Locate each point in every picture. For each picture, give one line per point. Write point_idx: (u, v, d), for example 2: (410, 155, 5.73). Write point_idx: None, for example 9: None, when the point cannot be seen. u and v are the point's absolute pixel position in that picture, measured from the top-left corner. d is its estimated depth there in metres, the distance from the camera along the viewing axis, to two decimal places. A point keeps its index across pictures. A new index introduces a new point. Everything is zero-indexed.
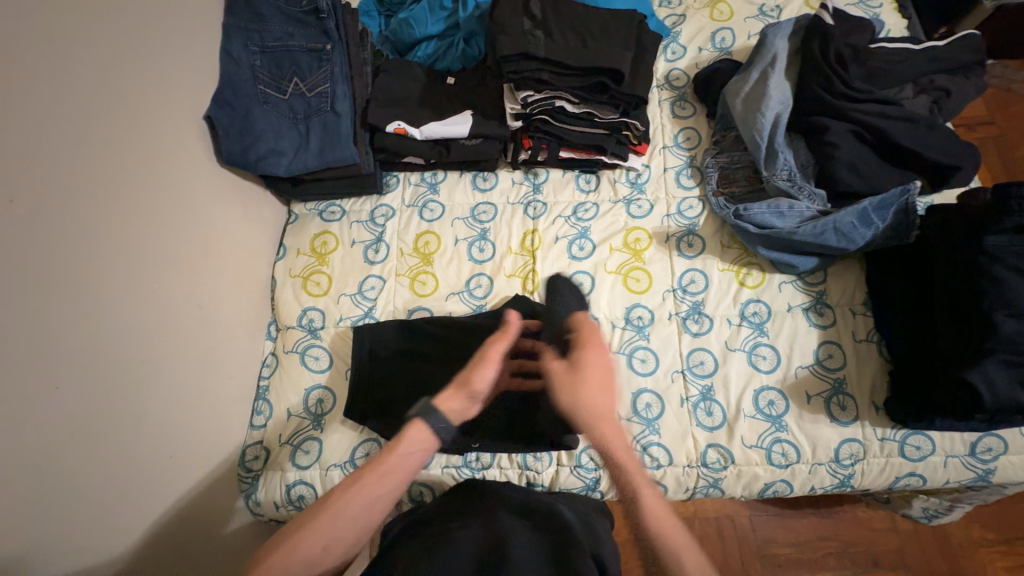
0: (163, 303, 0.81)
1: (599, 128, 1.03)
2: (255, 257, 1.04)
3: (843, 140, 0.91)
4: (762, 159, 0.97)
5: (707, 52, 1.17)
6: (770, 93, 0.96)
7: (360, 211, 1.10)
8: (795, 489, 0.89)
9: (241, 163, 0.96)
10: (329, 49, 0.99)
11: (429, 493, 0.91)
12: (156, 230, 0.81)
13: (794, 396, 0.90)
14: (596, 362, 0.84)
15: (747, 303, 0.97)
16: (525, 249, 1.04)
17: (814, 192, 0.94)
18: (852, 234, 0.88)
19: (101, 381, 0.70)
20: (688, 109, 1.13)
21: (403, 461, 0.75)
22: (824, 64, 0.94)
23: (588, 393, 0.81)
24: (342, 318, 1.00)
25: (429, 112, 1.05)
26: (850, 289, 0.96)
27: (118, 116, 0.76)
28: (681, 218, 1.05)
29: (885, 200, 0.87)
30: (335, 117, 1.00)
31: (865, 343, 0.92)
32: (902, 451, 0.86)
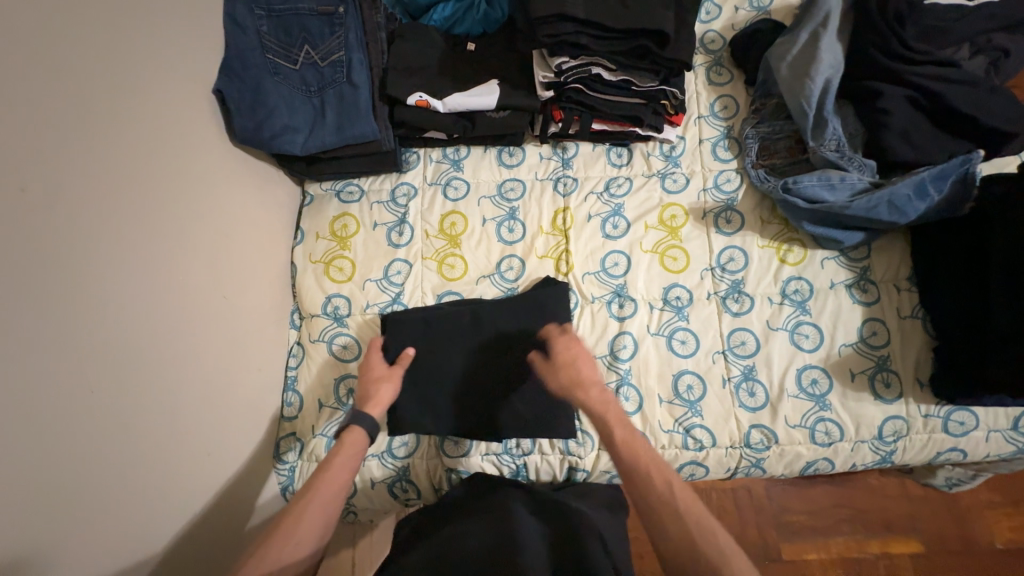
0: (187, 295, 0.77)
1: (636, 97, 0.97)
2: (273, 242, 0.98)
3: (897, 106, 0.86)
4: (808, 128, 0.92)
5: (744, 11, 1.09)
6: (820, 57, 0.90)
7: (380, 190, 1.04)
8: (836, 466, 0.89)
9: (254, 142, 0.89)
10: (342, 11, 0.91)
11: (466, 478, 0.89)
12: (176, 218, 0.76)
13: (838, 375, 0.89)
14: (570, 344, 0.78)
15: (789, 281, 0.94)
16: (557, 228, 1.00)
17: (864, 163, 0.89)
18: (906, 208, 0.84)
19: (134, 381, 0.67)
20: (725, 74, 1.06)
21: (348, 466, 0.70)
22: (881, 23, 0.88)
23: (566, 371, 0.75)
24: (368, 305, 0.96)
25: (451, 83, 0.98)
26: (895, 263, 0.93)
27: (126, 93, 0.69)
28: (718, 192, 1.00)
29: (944, 171, 0.83)
30: (352, 88, 0.93)
31: (910, 319, 0.90)
32: (945, 427, 0.86)
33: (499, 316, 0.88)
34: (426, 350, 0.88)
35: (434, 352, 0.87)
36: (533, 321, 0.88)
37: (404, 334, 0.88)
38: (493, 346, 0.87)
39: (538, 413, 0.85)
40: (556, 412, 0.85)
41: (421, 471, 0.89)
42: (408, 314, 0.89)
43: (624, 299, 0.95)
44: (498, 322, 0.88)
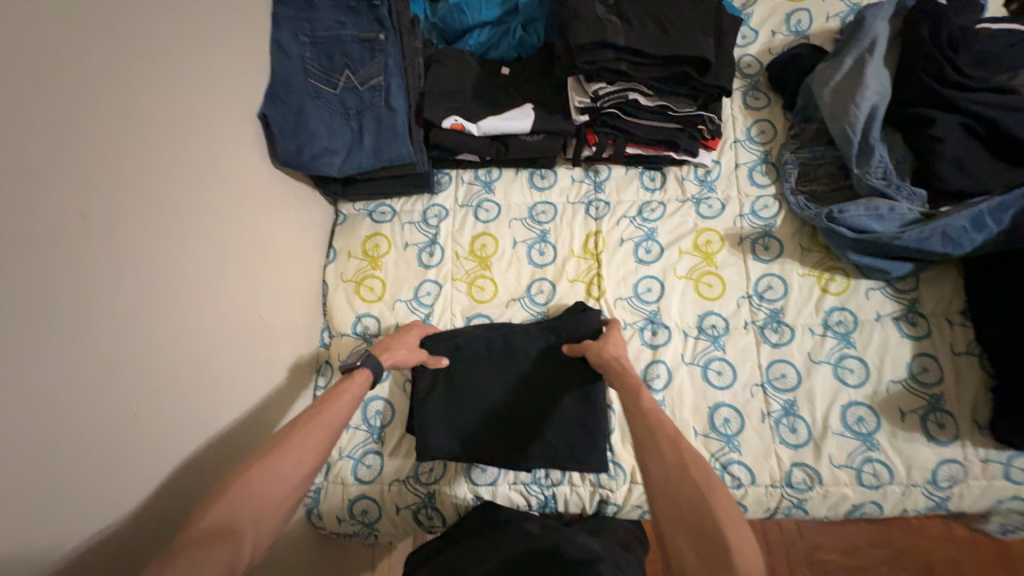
0: (227, 316, 0.78)
1: (673, 122, 0.96)
2: (307, 262, 1.00)
3: (950, 134, 0.83)
4: (853, 154, 0.90)
5: (781, 36, 1.07)
6: (866, 83, 0.88)
7: (412, 211, 1.05)
8: (884, 510, 0.84)
9: (295, 164, 0.91)
10: (383, 38, 0.93)
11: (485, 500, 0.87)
12: (221, 240, 0.78)
13: (886, 413, 0.84)
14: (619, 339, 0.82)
15: (831, 311, 0.91)
16: (589, 251, 0.98)
17: (914, 192, 0.86)
18: (961, 239, 0.81)
19: (174, 404, 0.68)
20: (762, 98, 1.05)
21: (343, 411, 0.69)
22: (932, 49, 0.85)
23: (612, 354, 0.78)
24: (398, 326, 0.96)
25: (486, 107, 0.99)
26: (946, 296, 0.89)
27: (179, 120, 0.71)
28: (755, 218, 0.97)
29: (1002, 203, 0.79)
30: (389, 112, 0.94)
31: (964, 356, 0.85)
32: (1007, 473, 0.80)
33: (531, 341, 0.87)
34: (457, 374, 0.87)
35: (463, 375, 0.87)
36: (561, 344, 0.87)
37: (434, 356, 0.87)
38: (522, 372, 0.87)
39: (568, 443, 0.83)
40: (588, 443, 0.83)
41: (447, 498, 0.87)
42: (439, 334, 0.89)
43: (658, 326, 0.93)
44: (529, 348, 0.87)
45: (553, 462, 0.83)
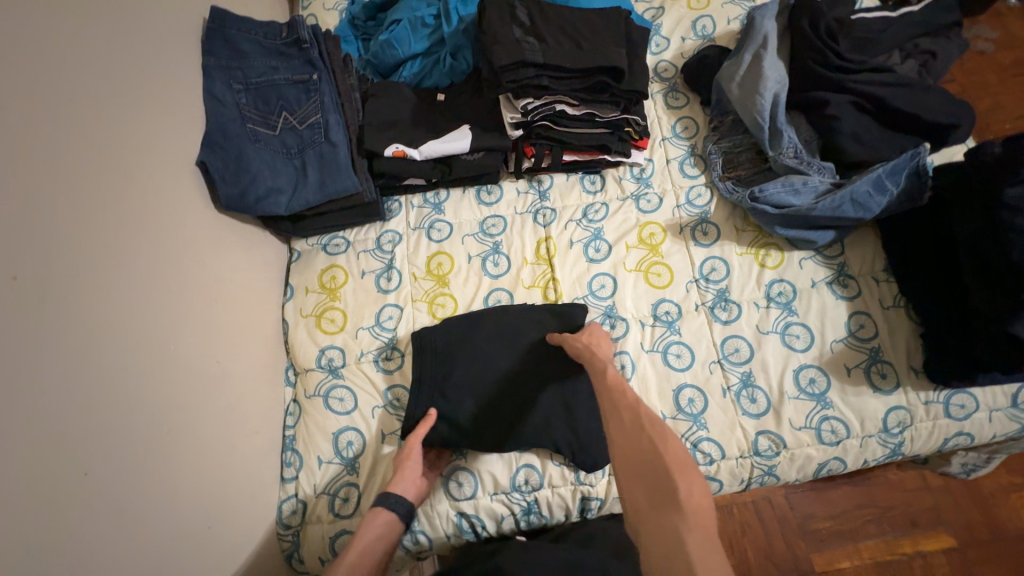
0: (182, 365, 0.77)
1: (600, 127, 1.02)
2: (263, 302, 1.00)
3: (844, 111, 0.92)
4: (765, 139, 0.98)
5: (690, 41, 1.17)
6: (765, 74, 0.97)
7: (366, 240, 1.07)
8: (848, 465, 0.88)
9: (240, 206, 0.92)
10: (316, 78, 0.98)
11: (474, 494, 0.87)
12: (169, 288, 0.78)
13: (834, 371, 0.89)
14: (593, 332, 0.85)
15: (771, 284, 0.97)
16: (541, 257, 1.02)
17: (823, 165, 0.94)
18: (868, 203, 0.89)
19: (134, 460, 0.66)
20: (681, 98, 1.13)
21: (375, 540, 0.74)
22: (815, 40, 0.95)
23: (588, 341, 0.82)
24: (363, 354, 0.97)
25: (425, 132, 1.03)
26: (869, 257, 0.96)
27: (113, 171, 0.71)
28: (691, 207, 1.04)
29: (897, 165, 0.87)
30: (330, 146, 0.97)
31: (893, 308, 0.92)
32: (947, 411, 0.87)
33: (523, 309, 0.94)
34: (457, 376, 0.89)
35: (463, 374, 0.90)
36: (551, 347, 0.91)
37: (446, 350, 0.92)
38: (523, 368, 0.90)
39: (551, 424, 0.86)
40: (568, 427, 0.86)
41: (430, 520, 0.86)
42: (442, 326, 0.94)
43: (615, 319, 0.96)
44: (527, 336, 0.92)
45: (537, 441, 0.85)
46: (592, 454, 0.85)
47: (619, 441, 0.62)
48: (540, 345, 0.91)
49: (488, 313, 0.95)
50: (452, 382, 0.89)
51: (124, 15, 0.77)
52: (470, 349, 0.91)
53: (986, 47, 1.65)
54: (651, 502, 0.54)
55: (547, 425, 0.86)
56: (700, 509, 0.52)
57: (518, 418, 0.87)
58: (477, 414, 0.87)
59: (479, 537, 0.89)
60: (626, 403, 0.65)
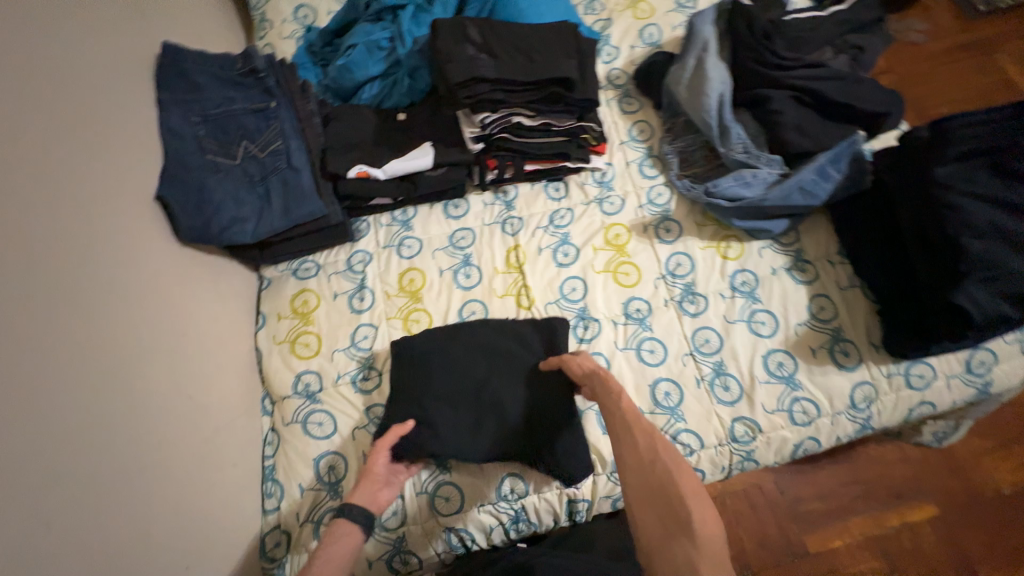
0: (151, 401, 0.75)
1: (558, 136, 1.05)
2: (234, 333, 0.98)
3: (785, 106, 0.97)
4: (715, 137, 1.02)
5: (639, 48, 1.22)
6: (709, 76, 1.01)
7: (336, 261, 1.07)
8: (822, 443, 0.91)
9: (204, 237, 0.92)
10: (274, 105, 1.00)
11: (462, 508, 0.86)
12: (135, 324, 0.76)
13: (800, 353, 0.93)
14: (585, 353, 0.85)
15: (735, 275, 1.00)
16: (511, 265, 1.04)
17: (771, 158, 0.99)
18: (815, 190, 0.94)
19: (103, 504, 0.63)
20: (634, 104, 1.18)
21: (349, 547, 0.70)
22: (752, 42, 1.01)
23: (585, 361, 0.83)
24: (340, 376, 0.96)
25: (388, 152, 1.05)
26: (823, 242, 1.01)
27: (67, 209, 0.70)
28: (653, 206, 1.08)
29: (837, 153, 0.93)
30: (293, 171, 0.98)
31: (850, 289, 0.97)
32: (909, 382, 0.90)
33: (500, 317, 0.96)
34: (434, 391, 0.89)
35: (440, 388, 0.89)
36: (525, 355, 0.92)
37: (425, 365, 0.91)
38: (499, 377, 0.90)
39: (531, 429, 0.86)
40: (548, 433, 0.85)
41: (418, 538, 0.85)
42: (421, 339, 0.94)
43: (588, 320, 0.98)
44: (504, 343, 0.93)
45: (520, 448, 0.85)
46: (572, 461, 0.83)
47: (628, 461, 0.63)
48: (518, 352, 0.92)
49: (462, 325, 0.95)
50: (428, 397, 0.88)
51: (73, 54, 0.77)
52: (446, 362, 0.91)
53: (915, 39, 1.76)
54: (663, 529, 0.55)
55: (523, 432, 0.86)
56: (713, 534, 0.53)
57: (496, 425, 0.87)
58: (458, 426, 0.87)
59: (469, 551, 0.88)
60: (639, 423, 0.65)
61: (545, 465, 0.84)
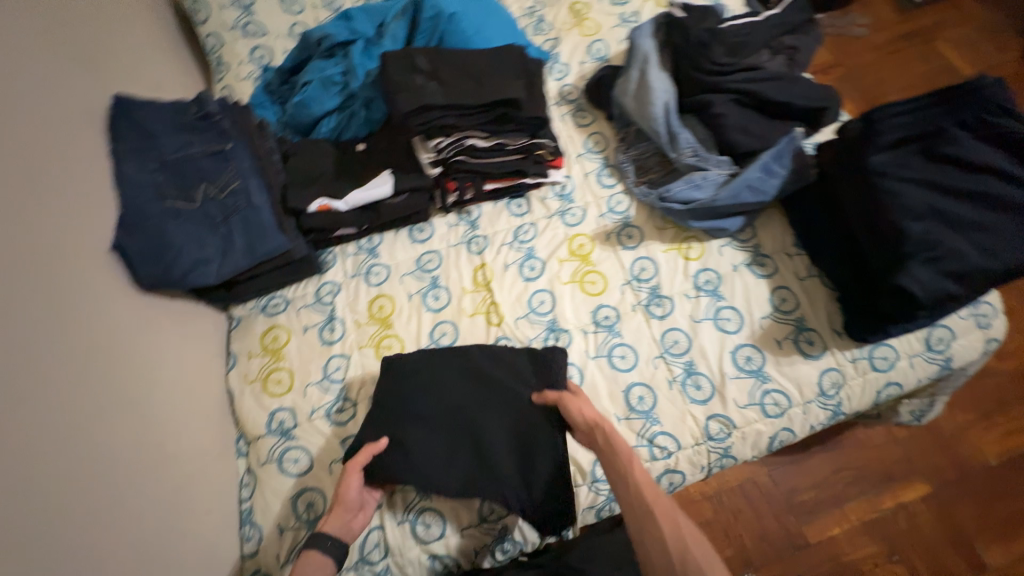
0: (118, 452, 0.74)
1: (514, 154, 1.08)
2: (204, 375, 0.97)
3: (728, 109, 1.01)
4: (665, 143, 1.05)
5: (588, 64, 1.26)
6: (653, 86, 1.05)
7: (305, 294, 1.07)
8: (797, 433, 0.92)
9: (165, 283, 0.91)
10: (230, 146, 1.00)
11: (444, 534, 0.85)
12: (98, 374, 0.75)
13: (766, 346, 0.95)
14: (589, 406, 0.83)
15: (698, 274, 1.02)
16: (479, 284, 1.05)
17: (720, 160, 1.02)
18: (763, 187, 0.97)
19: (68, 564, 0.62)
20: (588, 117, 1.21)
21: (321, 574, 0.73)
22: (691, 51, 1.05)
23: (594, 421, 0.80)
24: (315, 410, 0.95)
25: (348, 183, 1.06)
26: (779, 235, 1.04)
27: (20, 264, 0.69)
28: (613, 214, 1.10)
29: (779, 150, 0.96)
30: (253, 210, 0.98)
31: (809, 279, 0.99)
32: (873, 365, 0.92)
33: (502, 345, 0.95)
34: (406, 417, 0.88)
35: (430, 429, 0.87)
36: (498, 373, 0.92)
37: (403, 395, 0.90)
38: (490, 416, 0.88)
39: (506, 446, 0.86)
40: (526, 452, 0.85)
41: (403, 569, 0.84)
42: (403, 368, 0.93)
43: (559, 332, 0.99)
44: (500, 375, 0.91)
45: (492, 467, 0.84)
46: (541, 510, 0.82)
47: (659, 555, 0.66)
48: (510, 383, 0.90)
49: (461, 357, 0.94)
50: (411, 437, 0.86)
51: (22, 112, 0.77)
52: (439, 395, 0.90)
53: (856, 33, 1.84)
54: None
55: (503, 476, 0.83)
56: None
57: (483, 470, 0.84)
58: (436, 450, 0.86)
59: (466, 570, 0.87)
60: (663, 510, 0.69)
61: (519, 511, 0.82)
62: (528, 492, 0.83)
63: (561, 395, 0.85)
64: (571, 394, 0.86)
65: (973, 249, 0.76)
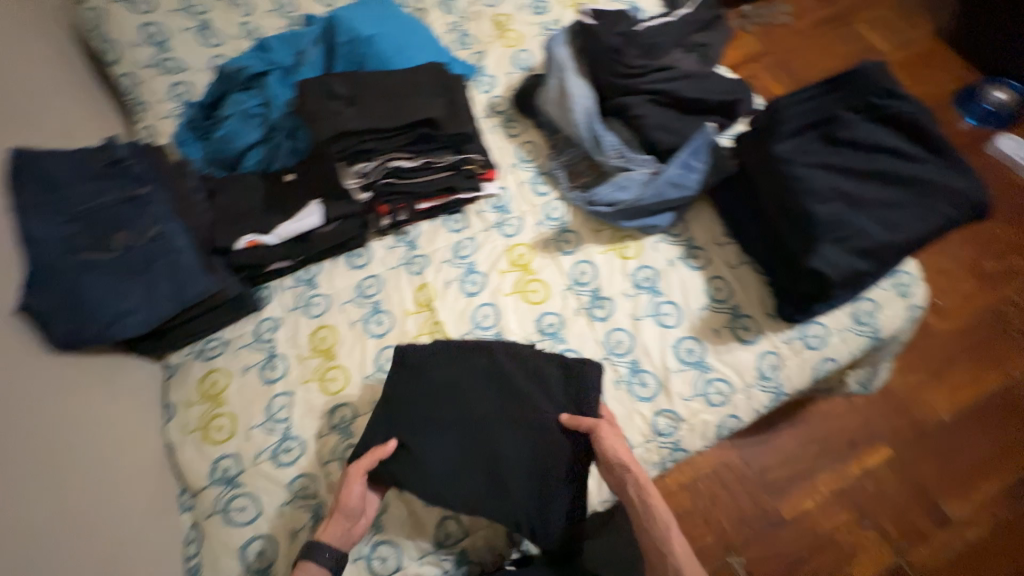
0: (42, 528, 0.69)
1: (443, 171, 1.07)
2: (138, 431, 0.92)
3: (646, 110, 1.04)
4: (590, 147, 1.08)
5: (515, 74, 1.28)
6: (571, 92, 1.07)
7: (243, 334, 1.04)
8: (744, 418, 0.94)
9: (82, 340, 0.88)
10: (146, 191, 0.97)
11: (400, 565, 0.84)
12: (17, 448, 0.71)
13: (706, 336, 0.97)
14: (623, 447, 0.82)
15: (637, 272, 1.04)
16: (421, 304, 1.04)
17: (645, 159, 1.04)
18: (685, 182, 1.00)
19: None
20: (518, 126, 1.22)
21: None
22: (604, 55, 1.07)
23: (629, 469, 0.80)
24: (260, 453, 0.92)
25: (277, 215, 1.04)
26: (710, 227, 1.07)
27: None
28: (550, 221, 1.11)
29: (696, 145, 0.99)
30: (175, 253, 0.94)
31: (740, 266, 1.02)
32: (807, 344, 0.95)
33: (534, 353, 0.92)
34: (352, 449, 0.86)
35: (452, 451, 0.85)
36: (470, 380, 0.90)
37: (427, 411, 0.88)
38: (510, 428, 0.87)
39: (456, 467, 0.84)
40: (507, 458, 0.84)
41: None
42: (434, 381, 0.90)
43: None
44: (527, 387, 0.89)
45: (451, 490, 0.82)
46: (549, 532, 0.82)
47: None
48: (537, 394, 0.89)
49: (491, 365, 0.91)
50: (431, 458, 0.84)
51: None
52: (464, 410, 0.88)
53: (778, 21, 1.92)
54: None
55: (516, 496, 0.82)
56: None
57: (500, 492, 0.83)
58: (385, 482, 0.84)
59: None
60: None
61: (528, 532, 0.81)
62: (539, 514, 0.82)
63: (595, 424, 0.84)
64: (607, 423, 0.85)
65: (876, 226, 0.79)
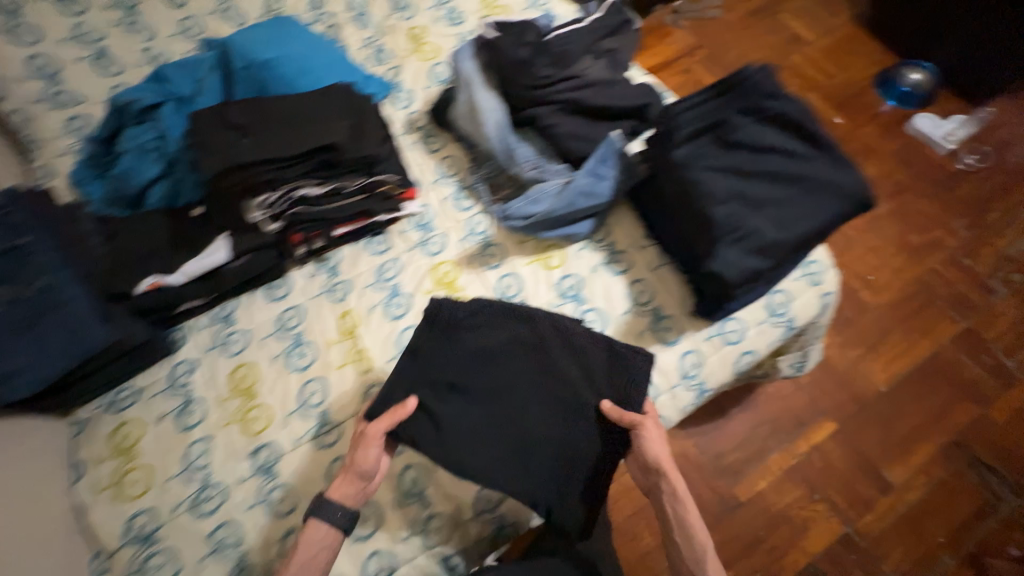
0: None
1: (355, 195, 1.05)
2: (42, 497, 0.86)
3: (557, 120, 1.04)
4: (503, 160, 1.07)
5: (432, 88, 1.26)
6: (480, 106, 1.06)
7: (155, 381, 0.99)
8: (670, 418, 0.96)
9: None
10: (28, 240, 0.89)
11: None
12: None
13: (631, 340, 0.98)
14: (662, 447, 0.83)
15: (562, 281, 1.04)
16: (345, 332, 1.01)
17: (558, 169, 1.05)
18: (596, 190, 0.99)
19: None
20: (438, 141, 1.21)
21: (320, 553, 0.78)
22: (512, 67, 1.06)
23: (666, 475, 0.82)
24: (177, 506, 0.88)
25: (183, 254, 0.99)
26: (631, 230, 1.08)
27: None
28: (474, 236, 1.10)
29: (603, 154, 0.99)
30: (63, 306, 0.87)
31: (661, 268, 1.03)
32: (726, 340, 0.98)
33: (579, 330, 0.89)
34: None
35: (482, 436, 0.85)
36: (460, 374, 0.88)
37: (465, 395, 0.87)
38: (535, 406, 0.87)
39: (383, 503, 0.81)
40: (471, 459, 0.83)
41: None
42: (458, 366, 0.88)
43: None
44: (564, 364, 0.88)
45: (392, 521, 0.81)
46: (564, 513, 0.85)
47: None
48: (571, 370, 0.88)
49: (533, 344, 0.89)
50: (458, 440, 0.84)
51: None
52: (499, 384, 0.88)
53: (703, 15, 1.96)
54: None
55: (538, 479, 0.85)
56: None
57: (522, 469, 0.85)
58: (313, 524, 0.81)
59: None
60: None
61: (544, 509, 0.84)
62: (557, 495, 0.85)
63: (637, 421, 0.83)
64: (650, 421, 0.84)
65: (770, 225, 0.82)
